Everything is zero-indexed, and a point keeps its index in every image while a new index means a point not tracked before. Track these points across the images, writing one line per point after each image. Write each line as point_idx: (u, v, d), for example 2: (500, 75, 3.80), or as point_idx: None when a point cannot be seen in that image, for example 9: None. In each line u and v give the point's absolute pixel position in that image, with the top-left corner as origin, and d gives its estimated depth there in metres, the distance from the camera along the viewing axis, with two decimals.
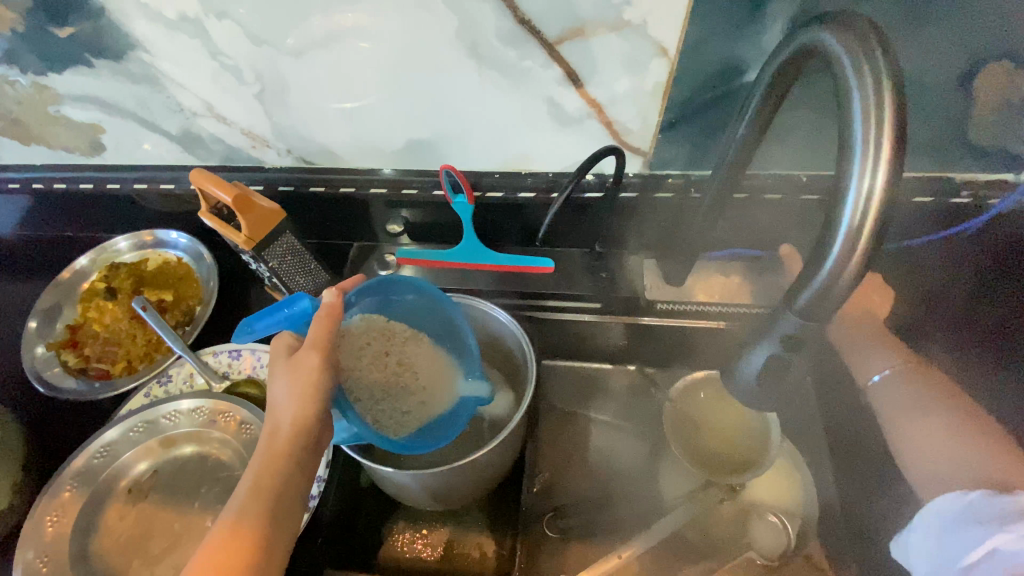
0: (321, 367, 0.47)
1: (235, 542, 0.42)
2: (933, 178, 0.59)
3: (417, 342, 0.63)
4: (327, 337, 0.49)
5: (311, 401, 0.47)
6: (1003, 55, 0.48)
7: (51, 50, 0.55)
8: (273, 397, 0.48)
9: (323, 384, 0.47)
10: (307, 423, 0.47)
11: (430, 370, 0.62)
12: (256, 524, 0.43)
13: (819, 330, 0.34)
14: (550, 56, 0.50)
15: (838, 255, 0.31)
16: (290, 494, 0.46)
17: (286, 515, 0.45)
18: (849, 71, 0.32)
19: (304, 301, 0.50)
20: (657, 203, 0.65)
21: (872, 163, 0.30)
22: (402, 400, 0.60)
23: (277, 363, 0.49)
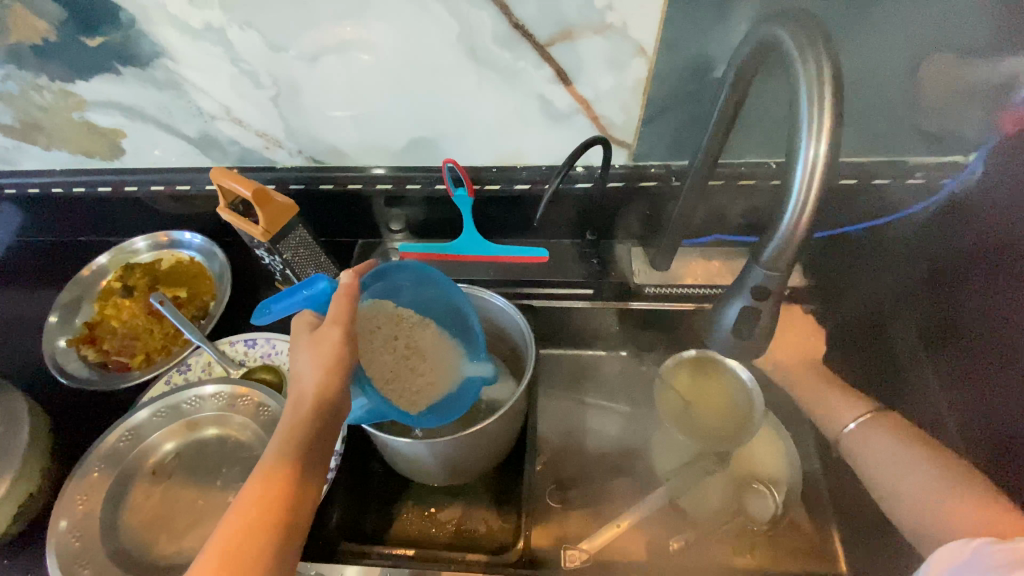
0: (342, 340, 0.50)
1: (263, 501, 0.44)
2: (890, 162, 0.66)
3: (424, 327, 0.67)
4: (347, 314, 0.52)
5: (333, 372, 0.49)
6: (944, 47, 0.55)
7: (80, 59, 0.59)
8: (296, 369, 0.51)
9: (344, 356, 0.50)
10: (330, 392, 0.49)
11: (434, 353, 0.66)
12: (282, 486, 0.45)
13: (784, 283, 0.39)
14: (541, 57, 0.56)
15: (794, 211, 0.36)
16: (314, 459, 0.48)
17: (310, 479, 0.47)
18: (797, 58, 0.38)
19: (324, 283, 0.53)
20: (642, 192, 0.70)
21: (818, 133, 0.36)
22: (409, 380, 0.63)
23: (300, 338, 0.52)
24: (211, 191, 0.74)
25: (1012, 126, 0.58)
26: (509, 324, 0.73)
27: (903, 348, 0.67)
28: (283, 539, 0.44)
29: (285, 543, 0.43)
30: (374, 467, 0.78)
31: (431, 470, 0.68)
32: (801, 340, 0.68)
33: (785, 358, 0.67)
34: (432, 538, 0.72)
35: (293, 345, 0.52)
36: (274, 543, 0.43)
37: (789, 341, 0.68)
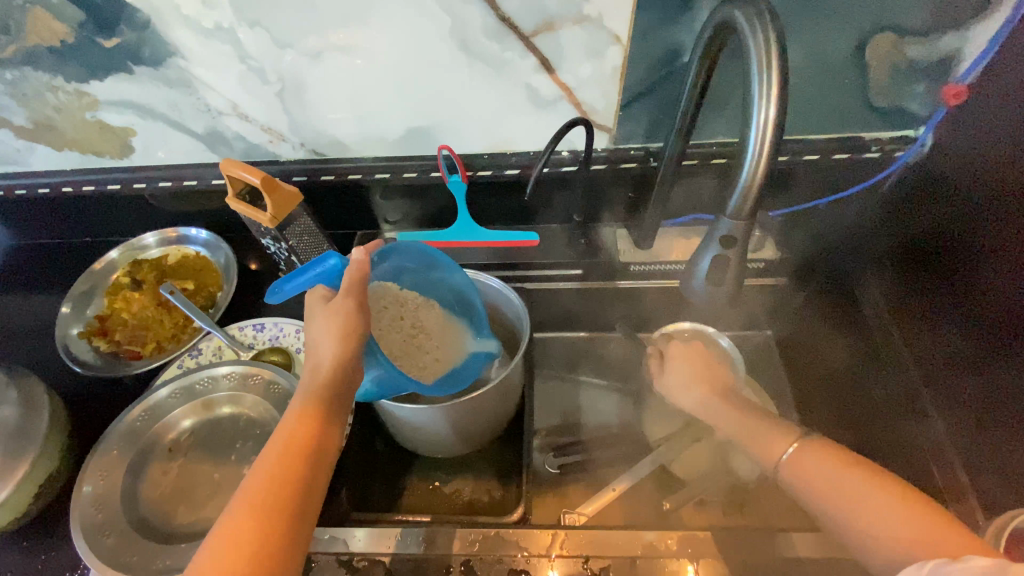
0: (358, 310, 0.52)
1: (287, 461, 0.44)
2: (848, 138, 0.73)
3: (428, 308, 0.71)
4: (361, 287, 0.53)
5: (350, 340, 0.50)
6: (886, 27, 0.62)
7: (97, 60, 0.64)
8: (313, 339, 0.51)
9: (360, 326, 0.51)
10: (348, 359, 0.50)
11: (440, 331, 0.70)
12: (304, 447, 0.46)
13: (747, 230, 0.45)
14: (526, 47, 0.61)
15: (751, 163, 0.42)
16: (333, 423, 0.48)
17: (330, 443, 0.48)
18: (748, 34, 0.43)
19: (332, 259, 0.56)
20: (624, 174, 0.75)
21: (767, 97, 0.41)
22: (417, 356, 0.67)
23: (316, 310, 0.53)
24: (217, 186, 0.78)
25: (954, 99, 0.65)
26: (504, 304, 0.77)
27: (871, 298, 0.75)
28: (306, 497, 0.44)
29: (308, 502, 0.44)
30: (380, 446, 0.81)
31: (435, 438, 0.71)
32: (702, 368, 0.64)
33: (701, 391, 0.62)
34: (438, 510, 0.76)
35: (308, 318, 0.54)
36: (299, 501, 0.43)
37: (686, 369, 0.64)
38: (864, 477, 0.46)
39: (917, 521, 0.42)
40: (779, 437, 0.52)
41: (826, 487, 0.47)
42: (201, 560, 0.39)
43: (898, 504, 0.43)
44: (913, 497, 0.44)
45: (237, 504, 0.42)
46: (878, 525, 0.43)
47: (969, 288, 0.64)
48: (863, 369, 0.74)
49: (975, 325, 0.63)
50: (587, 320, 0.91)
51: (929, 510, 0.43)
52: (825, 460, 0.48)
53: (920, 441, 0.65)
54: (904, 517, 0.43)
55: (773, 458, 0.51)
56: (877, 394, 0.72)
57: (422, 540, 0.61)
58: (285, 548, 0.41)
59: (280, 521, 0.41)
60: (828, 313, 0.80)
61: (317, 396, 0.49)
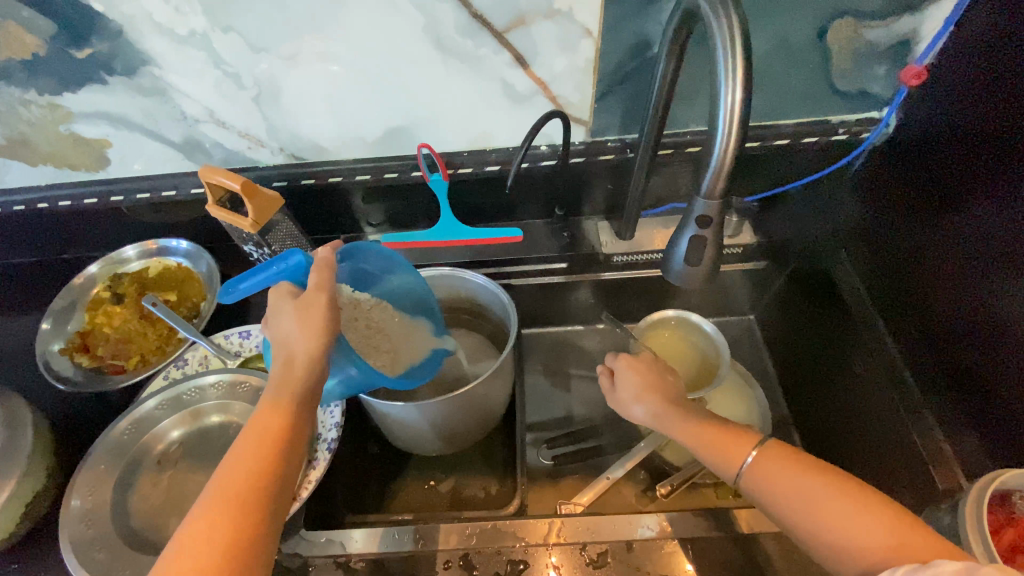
0: (332, 305, 0.49)
1: (257, 462, 0.43)
2: (816, 122, 0.75)
3: (381, 309, 0.65)
4: (333, 282, 0.50)
5: (325, 335, 0.48)
6: (846, 12, 0.64)
7: (69, 71, 0.63)
8: (282, 332, 0.48)
9: (333, 321, 0.48)
10: (322, 356, 0.48)
11: (393, 331, 0.66)
12: (274, 446, 0.44)
13: (722, 209, 0.46)
14: (500, 43, 0.62)
15: (721, 141, 0.43)
16: (304, 422, 0.46)
17: (301, 439, 0.46)
18: (710, 19, 0.45)
19: (298, 255, 0.52)
20: (602, 166, 0.77)
21: (732, 80, 0.42)
22: (376, 357, 0.62)
23: (283, 304, 0.49)
24: (197, 194, 0.78)
25: (915, 79, 0.69)
26: (490, 299, 0.77)
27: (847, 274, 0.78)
28: (274, 501, 0.42)
29: (276, 507, 0.42)
30: (373, 448, 0.81)
31: (427, 435, 0.71)
32: (652, 376, 0.61)
33: (653, 403, 0.59)
34: (434, 508, 0.76)
35: (273, 314, 0.50)
36: (267, 504, 0.41)
37: (636, 382, 0.61)
38: (826, 481, 0.46)
39: (882, 524, 0.42)
40: (742, 444, 0.52)
41: (787, 491, 0.47)
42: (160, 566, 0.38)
43: (857, 509, 0.43)
44: (874, 500, 0.44)
45: (199, 506, 0.40)
46: (839, 528, 0.43)
47: (942, 258, 0.66)
48: (841, 344, 0.76)
49: (945, 293, 0.66)
50: (573, 313, 0.92)
51: (890, 513, 0.43)
52: (787, 465, 0.48)
53: (898, 408, 0.67)
54: (864, 521, 0.43)
55: (736, 466, 0.51)
56: (855, 367, 0.74)
57: (418, 537, 0.62)
58: (250, 556, 0.39)
59: (247, 526, 0.40)
60: (808, 293, 0.82)
61: (288, 393, 0.46)
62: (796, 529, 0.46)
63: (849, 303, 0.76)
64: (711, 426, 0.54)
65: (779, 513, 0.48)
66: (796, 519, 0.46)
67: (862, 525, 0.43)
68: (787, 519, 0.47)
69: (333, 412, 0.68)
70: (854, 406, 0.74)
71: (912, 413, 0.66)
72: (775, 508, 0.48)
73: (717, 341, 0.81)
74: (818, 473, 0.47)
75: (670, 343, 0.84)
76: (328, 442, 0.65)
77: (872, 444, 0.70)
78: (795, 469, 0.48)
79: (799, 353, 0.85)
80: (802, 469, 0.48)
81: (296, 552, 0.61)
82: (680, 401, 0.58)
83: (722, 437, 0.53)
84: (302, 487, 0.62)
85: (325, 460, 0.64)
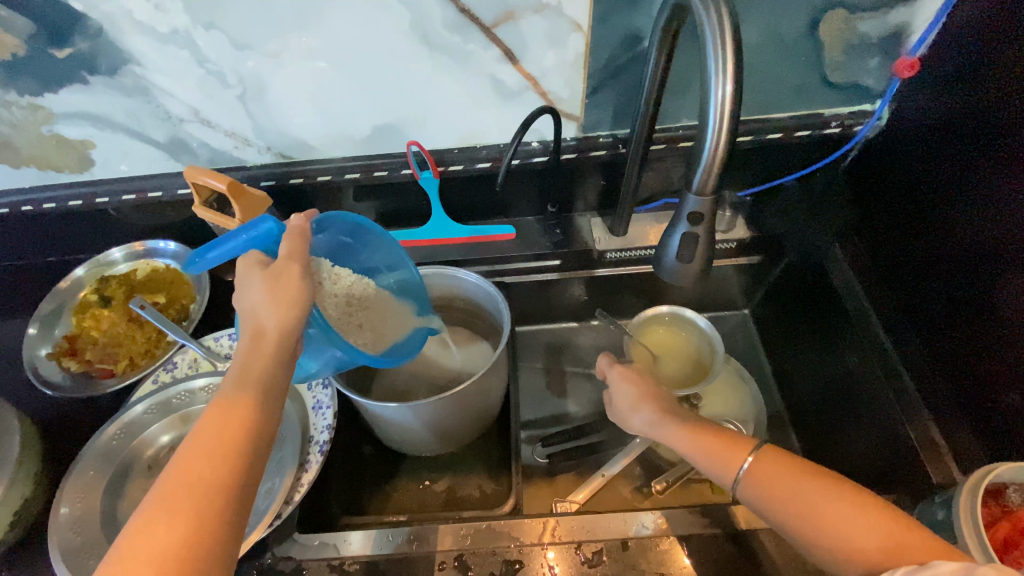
0: (304, 276, 0.49)
1: (224, 439, 0.42)
2: (810, 115, 0.75)
3: (362, 285, 0.64)
4: (305, 252, 0.50)
5: (295, 307, 0.47)
6: (837, 5, 0.63)
7: (49, 71, 0.62)
8: (248, 303, 0.48)
9: (305, 292, 0.48)
10: (292, 331, 0.47)
11: (376, 306, 0.65)
12: (242, 422, 0.43)
13: (713, 205, 0.45)
14: (488, 38, 0.61)
15: (712, 138, 0.42)
16: (273, 400, 0.46)
17: (271, 415, 0.45)
18: (698, 11, 0.44)
19: (268, 222, 0.51)
20: (594, 162, 0.76)
21: (723, 74, 0.41)
22: (357, 335, 0.60)
23: (252, 274, 0.49)
24: (183, 195, 0.76)
25: (908, 71, 0.68)
26: (484, 297, 0.76)
27: (838, 263, 0.78)
28: (241, 490, 0.41)
29: (244, 485, 0.42)
30: (367, 448, 0.80)
31: (422, 434, 0.71)
32: (645, 379, 0.61)
33: (650, 411, 0.58)
34: (430, 507, 0.76)
35: (241, 284, 0.49)
36: (234, 481, 0.41)
37: (632, 392, 0.60)
38: (821, 485, 0.46)
39: (881, 528, 0.42)
40: (738, 450, 0.51)
41: (784, 496, 0.47)
42: (121, 545, 0.37)
43: (854, 512, 0.44)
44: (869, 502, 0.44)
45: (159, 491, 0.39)
46: (838, 533, 0.43)
47: (933, 249, 0.67)
48: (836, 338, 0.76)
49: (938, 284, 0.66)
50: (567, 310, 0.92)
51: (887, 515, 0.43)
52: (783, 468, 0.48)
53: (893, 403, 0.67)
54: (862, 524, 0.43)
55: (734, 472, 0.51)
56: (850, 361, 0.73)
57: (412, 538, 0.61)
58: (214, 536, 0.39)
59: (213, 503, 0.40)
60: (803, 287, 0.82)
61: (257, 365, 0.46)
62: (795, 535, 0.46)
63: (844, 297, 0.75)
64: (705, 426, 0.55)
65: (776, 518, 0.47)
66: (793, 524, 0.46)
67: (860, 528, 0.43)
68: (784, 525, 0.47)
69: (325, 415, 0.67)
70: (849, 401, 0.73)
71: (908, 408, 0.65)
72: (772, 513, 0.47)
73: (710, 336, 0.81)
74: (814, 476, 0.47)
75: (666, 341, 0.84)
76: (321, 444, 0.64)
77: (867, 438, 0.70)
78: (792, 471, 0.48)
79: (795, 347, 0.85)
80: (799, 471, 0.48)
81: (289, 556, 0.60)
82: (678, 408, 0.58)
83: (716, 438, 0.53)
84: (294, 491, 0.61)
85: (318, 462, 0.63)
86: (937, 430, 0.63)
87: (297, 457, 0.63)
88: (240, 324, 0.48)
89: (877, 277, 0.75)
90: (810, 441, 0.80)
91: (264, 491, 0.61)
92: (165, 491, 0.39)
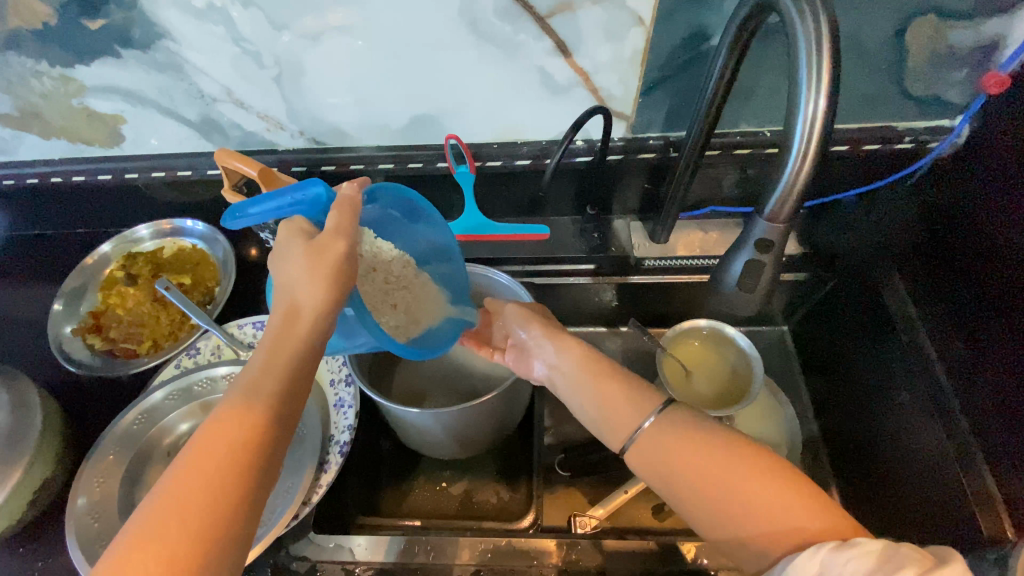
0: (348, 253, 0.44)
1: (248, 426, 0.40)
2: (881, 127, 0.70)
3: (402, 263, 0.60)
4: (353, 226, 0.46)
5: (334, 288, 0.44)
6: (928, 11, 0.58)
7: (81, 42, 0.60)
8: (286, 275, 0.44)
9: (348, 273, 0.45)
10: (330, 312, 0.44)
11: (415, 290, 0.61)
12: (267, 409, 0.41)
13: (786, 233, 0.41)
14: (541, 29, 0.57)
15: (795, 162, 0.38)
16: (299, 392, 0.43)
17: (296, 404, 0.43)
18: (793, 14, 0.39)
19: (319, 188, 0.45)
20: (641, 165, 0.71)
21: (816, 89, 0.37)
22: (390, 317, 0.56)
23: (292, 243, 0.45)
24: (213, 176, 0.74)
25: (996, 88, 0.62)
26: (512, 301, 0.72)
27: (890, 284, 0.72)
28: (258, 483, 0.39)
29: (262, 479, 0.40)
30: (386, 445, 0.79)
31: (437, 436, 0.68)
32: None
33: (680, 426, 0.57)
34: (443, 513, 0.74)
35: (281, 251, 0.46)
36: (254, 472, 0.39)
37: None
38: (710, 455, 0.43)
39: (786, 497, 0.40)
40: (631, 416, 0.48)
41: (686, 484, 0.44)
42: (132, 530, 0.35)
43: (752, 482, 0.41)
44: (763, 467, 0.42)
45: (169, 481, 0.37)
46: (748, 516, 0.40)
47: (1007, 282, 0.61)
48: (891, 367, 0.71)
49: (1007, 320, 0.60)
50: (597, 314, 0.88)
51: (783, 480, 0.41)
52: (673, 446, 0.45)
53: (944, 443, 0.62)
54: (762, 496, 0.40)
55: (625, 447, 0.48)
56: (903, 395, 0.68)
57: (429, 549, 0.59)
58: (229, 531, 0.37)
59: (230, 494, 0.38)
60: (854, 309, 0.76)
61: (288, 348, 0.43)
62: (702, 523, 0.43)
63: (901, 324, 0.69)
64: (613, 382, 0.51)
65: (681, 504, 0.44)
66: (703, 511, 0.43)
67: (761, 498, 0.40)
68: (699, 521, 0.43)
69: (347, 414, 0.65)
70: (896, 435, 0.69)
71: (962, 450, 0.61)
72: (682, 505, 0.44)
73: (750, 356, 0.76)
74: (699, 444, 0.44)
75: (700, 355, 0.80)
76: (341, 445, 0.62)
77: (914, 477, 0.66)
78: (680, 444, 0.45)
79: (834, 369, 0.81)
80: (688, 443, 0.45)
81: (304, 555, 0.59)
82: (609, 367, 0.53)
83: (621, 409, 0.49)
84: (313, 492, 0.59)
85: (337, 464, 0.61)
86: (992, 478, 0.58)
87: (316, 456, 0.61)
88: (275, 298, 0.45)
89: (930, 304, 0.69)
90: (846, 472, 0.76)
91: (282, 489, 0.59)
92: (181, 477, 0.37)
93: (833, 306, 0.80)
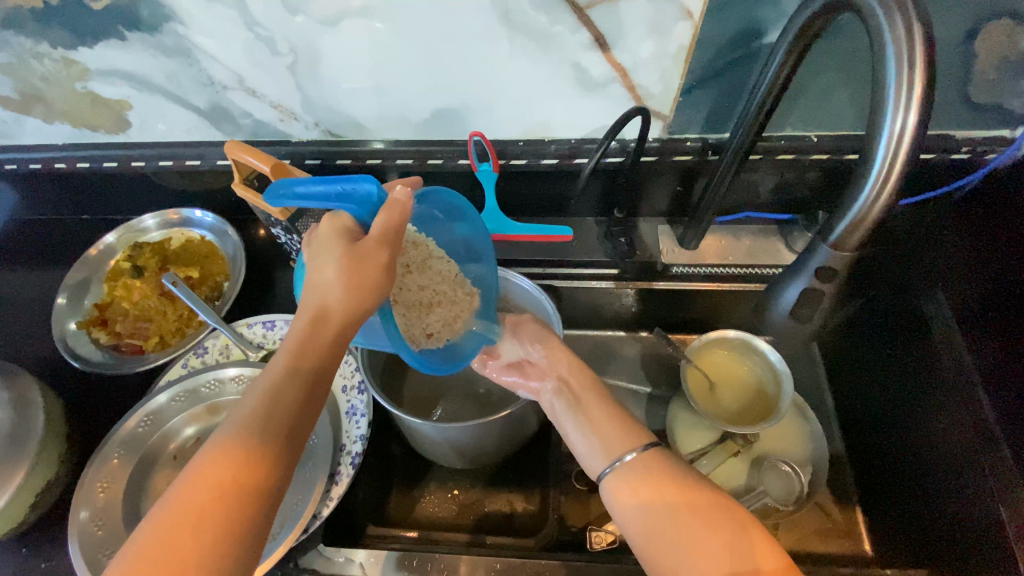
0: (385, 262, 0.40)
1: (265, 435, 0.37)
2: (940, 135, 0.65)
3: (435, 260, 0.56)
4: (398, 233, 0.41)
5: (368, 295, 0.40)
6: (1003, 14, 0.53)
7: (85, 23, 0.56)
8: (316, 274, 0.40)
9: (384, 283, 0.41)
10: (360, 318, 0.40)
11: (447, 293, 0.57)
12: (286, 419, 0.38)
13: (852, 263, 0.37)
14: (579, 20, 0.52)
15: (874, 184, 0.34)
16: (318, 403, 0.40)
17: (315, 414, 0.40)
18: (883, 24, 0.35)
19: (370, 184, 0.40)
20: (674, 167, 0.67)
21: (905, 103, 0.33)
22: (411, 323, 0.53)
23: (329, 245, 0.40)
24: (222, 167, 0.71)
25: None
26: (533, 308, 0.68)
27: (930, 298, 0.67)
28: (269, 499, 0.36)
29: (274, 493, 0.36)
30: (397, 448, 0.77)
31: (441, 445, 0.64)
32: None
33: None
34: (452, 523, 0.72)
35: (316, 248, 0.41)
36: (266, 486, 0.36)
37: None
38: (669, 495, 0.41)
39: (745, 536, 0.38)
40: (614, 444, 0.46)
41: (647, 527, 0.41)
42: (137, 536, 0.33)
43: (709, 521, 0.39)
44: (720, 507, 0.40)
45: (184, 486, 0.34)
46: (725, 553, 0.37)
47: None
48: (927, 393, 0.65)
49: None
50: (618, 319, 0.84)
51: (740, 522, 0.39)
52: (636, 486, 0.43)
53: (986, 481, 0.57)
54: (718, 536, 0.38)
55: (598, 483, 0.45)
56: (940, 423, 0.63)
57: (442, 568, 0.57)
58: (236, 551, 0.34)
59: (241, 510, 0.34)
60: (891, 328, 0.71)
61: (313, 353, 0.39)
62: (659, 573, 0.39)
63: (941, 346, 0.64)
64: (611, 413, 0.49)
65: (640, 551, 0.41)
66: (662, 558, 0.39)
67: (719, 538, 0.38)
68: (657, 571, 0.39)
69: (359, 423, 0.63)
70: (931, 467, 0.64)
71: (1004, 488, 0.56)
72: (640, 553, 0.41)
73: (779, 372, 0.72)
74: (661, 483, 0.42)
75: (727, 367, 0.76)
76: (353, 457, 0.60)
77: (948, 501, 0.62)
78: (648, 481, 0.43)
79: (862, 385, 0.77)
80: (654, 479, 0.43)
81: (313, 568, 0.58)
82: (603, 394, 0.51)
83: (608, 435, 0.47)
84: (323, 504, 0.57)
85: (348, 476, 0.59)
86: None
87: (328, 467, 0.59)
88: (301, 301, 0.41)
89: (973, 320, 0.64)
90: (872, 499, 0.72)
91: (291, 500, 0.57)
92: (189, 486, 0.34)
93: (867, 322, 0.76)
